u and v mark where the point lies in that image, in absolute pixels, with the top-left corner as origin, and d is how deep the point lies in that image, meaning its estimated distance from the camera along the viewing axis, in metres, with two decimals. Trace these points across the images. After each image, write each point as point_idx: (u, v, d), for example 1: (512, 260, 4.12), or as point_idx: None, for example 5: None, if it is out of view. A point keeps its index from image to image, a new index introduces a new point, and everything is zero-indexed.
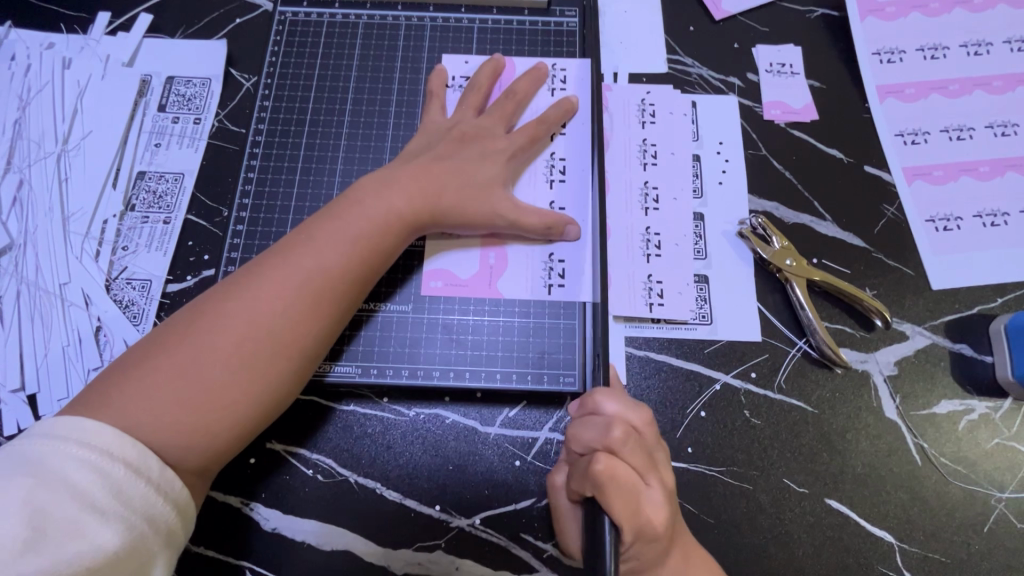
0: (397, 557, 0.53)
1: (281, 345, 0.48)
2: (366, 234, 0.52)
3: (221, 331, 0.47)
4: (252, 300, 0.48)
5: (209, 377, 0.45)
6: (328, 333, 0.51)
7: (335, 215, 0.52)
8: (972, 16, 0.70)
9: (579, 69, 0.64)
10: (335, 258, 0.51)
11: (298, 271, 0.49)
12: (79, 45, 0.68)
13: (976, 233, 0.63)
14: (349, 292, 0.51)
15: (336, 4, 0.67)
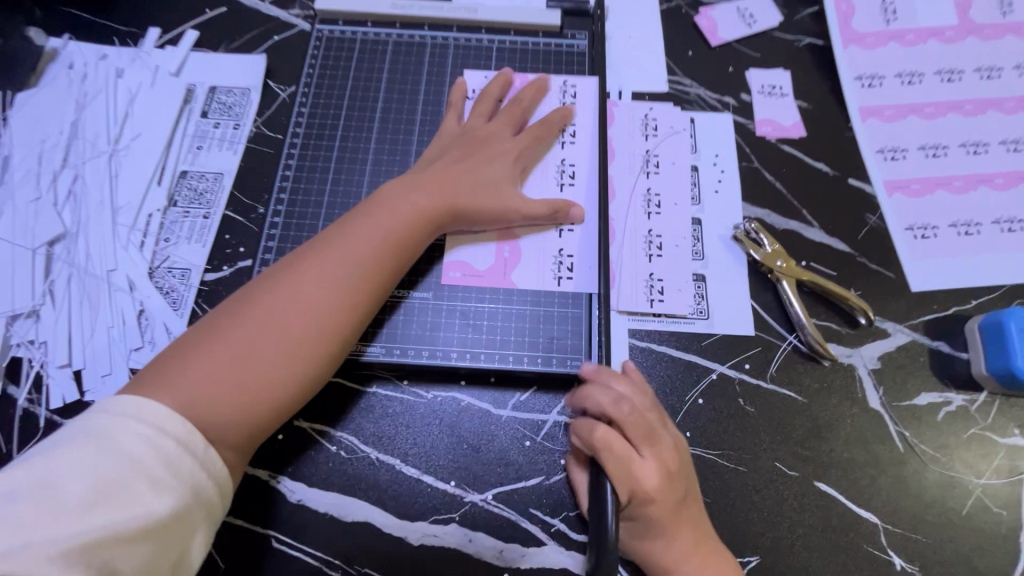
0: (414, 529, 0.56)
1: (319, 331, 0.52)
2: (395, 231, 0.57)
3: (267, 321, 0.51)
4: (296, 292, 0.53)
5: (257, 361, 0.50)
6: (360, 320, 0.55)
7: (366, 215, 0.58)
8: (945, 46, 0.77)
9: (587, 84, 0.71)
10: (371, 254, 0.56)
11: (336, 265, 0.54)
12: (131, 56, 0.75)
13: (951, 241, 0.68)
14: (379, 284, 0.56)
15: (368, 23, 0.73)
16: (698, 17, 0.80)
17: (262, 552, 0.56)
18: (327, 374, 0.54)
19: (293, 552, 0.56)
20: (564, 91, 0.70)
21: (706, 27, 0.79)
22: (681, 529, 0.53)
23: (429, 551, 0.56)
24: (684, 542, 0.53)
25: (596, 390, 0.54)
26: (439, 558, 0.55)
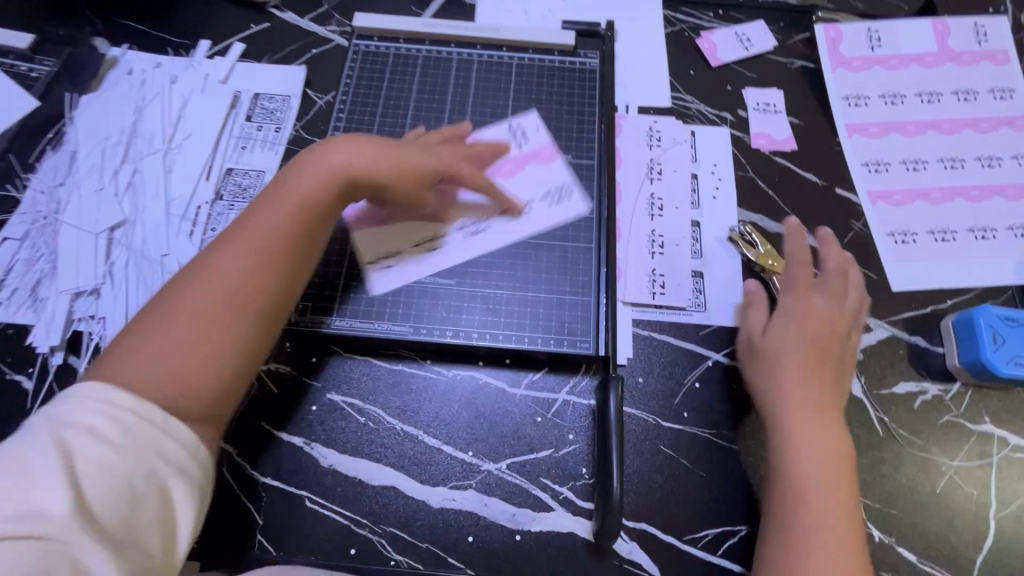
0: (435, 493, 0.61)
1: (248, 301, 0.54)
2: (289, 205, 0.59)
3: (194, 305, 0.52)
4: (210, 272, 0.54)
5: (187, 342, 0.51)
6: (286, 286, 0.57)
7: (268, 195, 0.60)
8: (926, 71, 0.84)
9: (545, 150, 0.74)
10: (286, 227, 0.58)
11: (249, 241, 0.56)
12: (184, 65, 0.82)
13: (930, 246, 0.74)
14: (298, 250, 0.58)
15: (400, 39, 0.81)
16: (699, 40, 0.87)
17: (295, 511, 0.61)
18: (263, 348, 0.55)
19: (324, 511, 0.61)
20: (553, 193, 0.72)
21: (706, 50, 0.87)
22: (801, 395, 0.61)
23: (448, 513, 0.61)
24: (802, 402, 0.60)
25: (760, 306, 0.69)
26: (457, 520, 0.61)
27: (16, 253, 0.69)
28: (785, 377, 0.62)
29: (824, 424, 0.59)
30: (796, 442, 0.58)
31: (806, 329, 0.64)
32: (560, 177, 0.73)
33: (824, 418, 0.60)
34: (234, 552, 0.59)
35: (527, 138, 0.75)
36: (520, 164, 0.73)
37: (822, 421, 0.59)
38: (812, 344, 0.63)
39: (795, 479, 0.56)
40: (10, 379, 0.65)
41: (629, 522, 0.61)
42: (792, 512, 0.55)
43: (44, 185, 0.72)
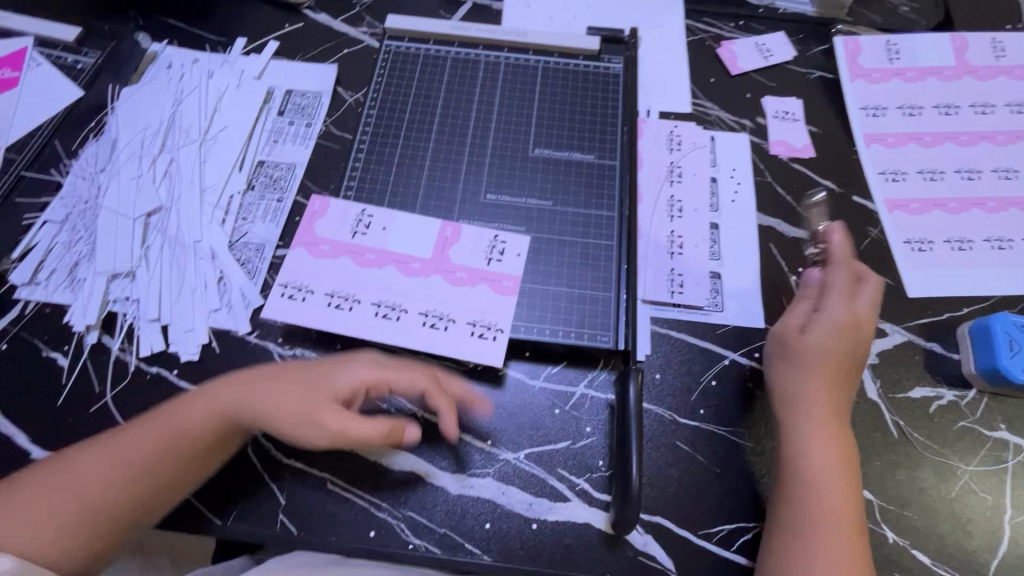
0: (453, 480, 0.62)
1: (114, 511, 0.55)
2: (177, 428, 0.57)
3: (47, 484, 0.54)
4: (82, 462, 0.56)
5: (37, 511, 0.53)
6: (164, 483, 0.57)
7: (164, 407, 0.59)
8: (944, 84, 0.86)
9: (508, 276, 0.68)
10: (156, 457, 0.56)
11: (121, 450, 0.56)
12: (220, 61, 0.85)
13: (946, 255, 0.75)
14: (182, 466, 0.57)
15: (430, 41, 0.84)
16: (721, 49, 0.89)
17: (317, 492, 0.62)
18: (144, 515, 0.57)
19: (345, 493, 0.62)
20: (486, 329, 0.66)
21: (727, 58, 0.89)
22: (829, 396, 0.61)
23: (466, 499, 0.62)
24: (824, 405, 0.61)
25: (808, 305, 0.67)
26: (474, 506, 0.62)
27: (56, 235, 0.72)
28: (811, 372, 0.62)
29: (838, 424, 0.60)
30: (814, 442, 0.59)
31: (845, 319, 0.63)
32: (503, 313, 0.67)
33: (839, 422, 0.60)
34: (256, 530, 0.60)
35: (502, 260, 0.69)
36: (477, 279, 0.68)
37: (836, 425, 0.60)
38: (845, 340, 0.63)
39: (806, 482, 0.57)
40: (47, 355, 0.67)
41: (645, 516, 0.61)
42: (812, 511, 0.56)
43: (85, 171, 0.75)
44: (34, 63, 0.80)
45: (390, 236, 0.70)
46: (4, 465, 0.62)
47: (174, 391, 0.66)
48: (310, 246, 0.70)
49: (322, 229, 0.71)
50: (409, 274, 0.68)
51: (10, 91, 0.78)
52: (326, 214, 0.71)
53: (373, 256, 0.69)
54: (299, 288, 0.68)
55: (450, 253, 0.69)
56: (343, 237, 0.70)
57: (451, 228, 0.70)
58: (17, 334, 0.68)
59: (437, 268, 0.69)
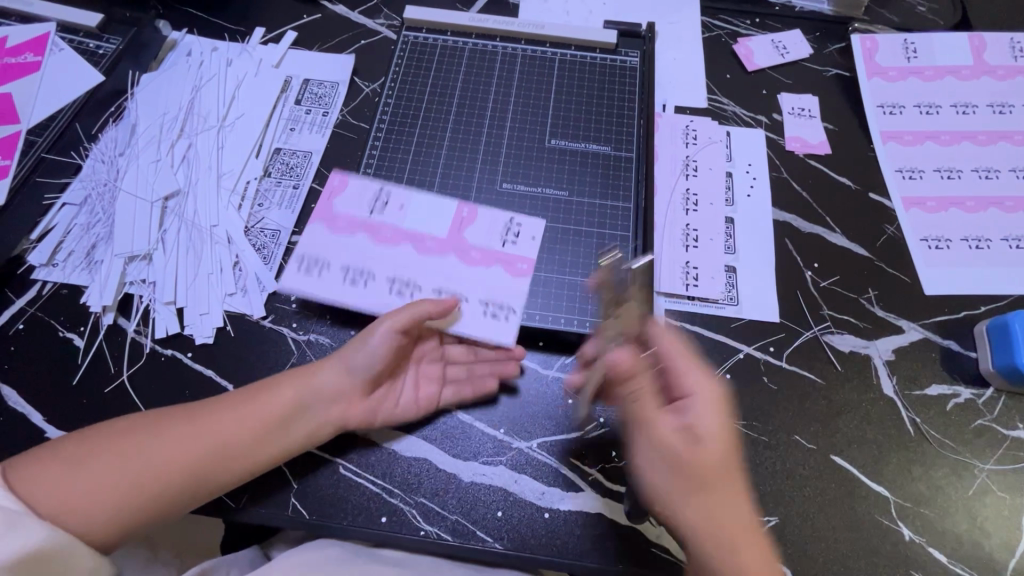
0: (465, 468, 0.62)
1: (182, 486, 0.55)
2: (255, 414, 0.58)
3: (125, 449, 0.55)
4: (164, 431, 0.57)
5: (112, 472, 0.54)
6: (232, 464, 0.57)
7: (248, 388, 0.61)
8: (961, 83, 0.85)
9: (523, 259, 0.69)
10: (231, 435, 0.57)
11: (207, 422, 0.57)
12: (239, 50, 0.86)
13: (963, 253, 0.75)
14: (247, 446, 0.57)
15: (448, 32, 0.84)
16: (737, 45, 0.89)
17: (329, 477, 0.62)
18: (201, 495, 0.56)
19: (357, 478, 0.62)
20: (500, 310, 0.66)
21: (743, 55, 0.88)
22: (729, 510, 0.51)
23: (478, 487, 0.62)
24: (728, 519, 0.51)
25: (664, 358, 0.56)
26: (486, 494, 0.61)
27: (75, 218, 0.73)
28: (716, 484, 0.52)
29: (759, 542, 0.51)
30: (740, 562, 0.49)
31: (722, 434, 0.53)
32: (518, 294, 0.67)
33: (760, 535, 0.52)
34: (267, 512, 0.60)
35: (517, 243, 0.70)
36: (491, 261, 0.68)
37: (756, 539, 0.51)
38: (722, 448, 0.52)
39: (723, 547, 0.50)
40: (64, 336, 0.67)
41: None
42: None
43: (105, 155, 0.76)
44: (56, 49, 0.80)
45: (407, 215, 0.71)
46: (19, 443, 0.62)
47: (188, 373, 0.66)
48: (330, 222, 0.71)
49: (340, 206, 0.71)
50: (424, 252, 0.69)
51: (31, 74, 0.78)
52: (344, 193, 0.72)
53: (390, 232, 0.70)
54: (316, 262, 0.68)
55: (466, 233, 0.70)
56: (361, 214, 0.71)
57: (468, 208, 0.71)
58: (35, 314, 0.69)
59: (452, 247, 0.69)
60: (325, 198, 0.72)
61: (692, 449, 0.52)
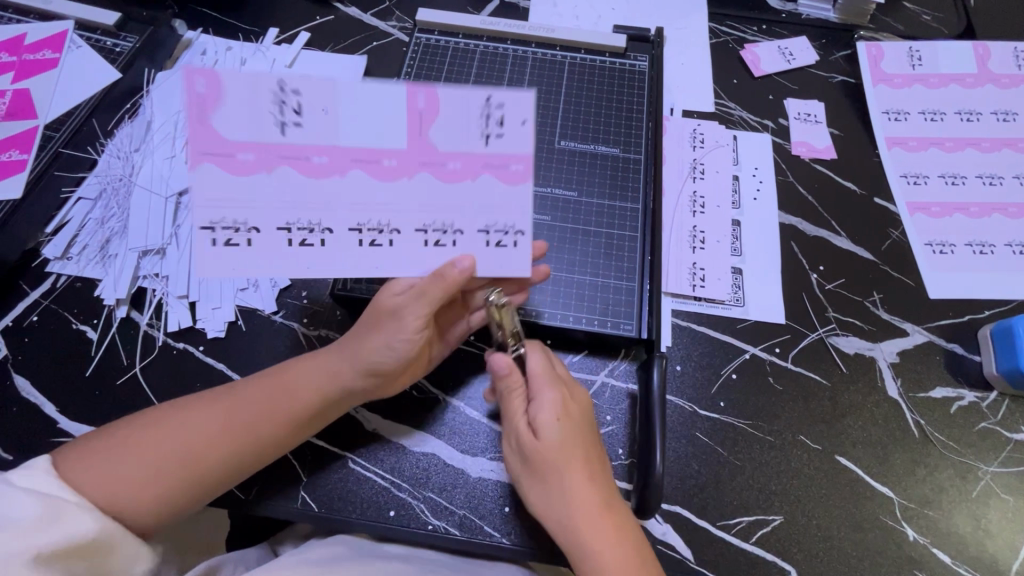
0: (473, 463, 0.63)
1: (215, 474, 0.54)
2: (287, 402, 0.57)
3: (157, 435, 0.54)
4: (195, 417, 0.55)
5: (145, 461, 0.52)
6: (263, 451, 0.56)
7: (274, 372, 0.60)
8: (966, 91, 0.86)
9: (516, 156, 0.47)
10: (262, 421, 0.56)
11: (236, 408, 0.56)
12: (252, 49, 0.87)
13: (967, 258, 0.75)
14: (279, 434, 0.57)
15: (459, 34, 0.85)
16: (744, 51, 0.90)
17: (338, 470, 0.62)
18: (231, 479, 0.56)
19: (366, 472, 0.62)
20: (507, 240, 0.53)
21: (750, 60, 0.90)
22: (577, 497, 0.51)
23: (485, 482, 0.62)
24: (577, 505, 0.51)
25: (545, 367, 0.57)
26: (493, 490, 0.62)
27: (90, 212, 0.75)
28: (551, 474, 0.52)
29: (616, 521, 0.52)
30: (588, 543, 0.50)
31: (566, 442, 0.52)
32: (521, 215, 0.49)
33: (614, 513, 0.52)
34: (276, 504, 0.60)
35: (502, 133, 0.46)
36: (475, 169, 0.47)
37: (609, 519, 0.51)
38: (578, 453, 0.53)
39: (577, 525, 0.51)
40: (77, 328, 0.68)
41: (664, 505, 0.61)
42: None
43: (121, 151, 0.78)
44: (74, 46, 0.82)
45: (341, 116, 0.45)
46: (32, 432, 0.63)
47: (199, 366, 0.67)
48: (223, 158, 0.45)
49: (225, 130, 0.44)
50: (385, 178, 0.47)
51: (49, 71, 0.80)
52: (219, 100, 0.44)
53: (324, 158, 0.46)
54: (233, 223, 0.48)
55: (431, 134, 0.46)
56: (264, 134, 0.45)
57: (424, 94, 0.45)
58: (49, 306, 0.70)
59: (419, 160, 0.47)
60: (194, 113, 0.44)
61: (530, 447, 0.53)
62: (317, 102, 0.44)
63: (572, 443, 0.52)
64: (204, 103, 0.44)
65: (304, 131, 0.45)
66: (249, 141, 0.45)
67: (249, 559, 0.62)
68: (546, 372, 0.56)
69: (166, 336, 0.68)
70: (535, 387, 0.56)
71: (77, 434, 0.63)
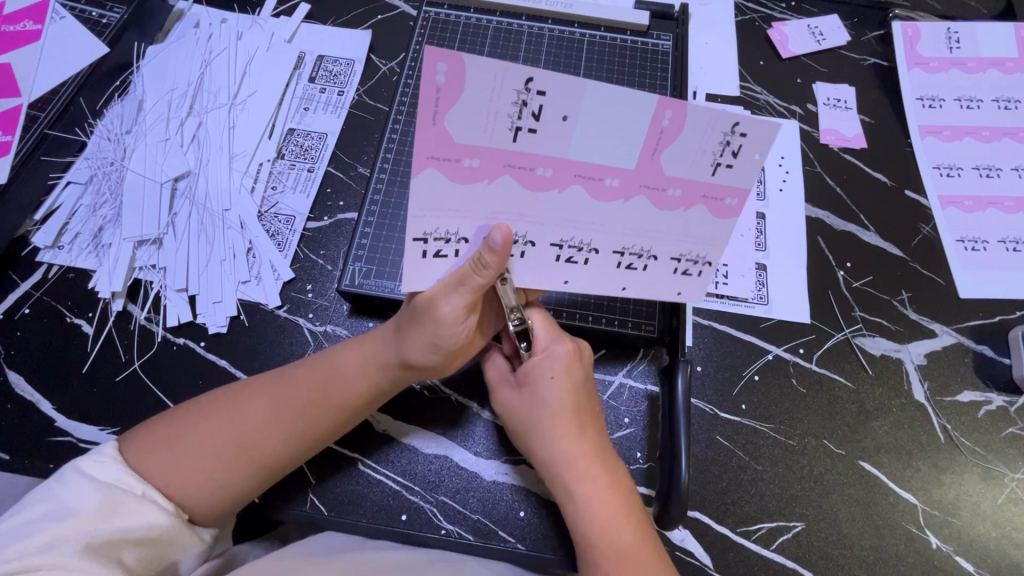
0: (487, 467, 0.61)
1: (272, 460, 0.52)
2: (341, 386, 0.54)
3: (215, 428, 0.50)
4: (247, 409, 0.52)
5: (204, 451, 0.49)
6: (320, 437, 0.53)
7: (320, 359, 0.55)
8: (1004, 77, 0.81)
9: (733, 190, 0.43)
10: (316, 410, 0.53)
11: (290, 397, 0.53)
12: (249, 22, 0.81)
13: (1000, 255, 0.72)
14: (335, 420, 0.53)
15: (471, 9, 0.79)
16: (771, 30, 0.85)
17: (348, 473, 0.60)
18: (289, 468, 0.53)
19: (375, 474, 0.60)
20: (692, 264, 0.48)
21: (778, 40, 0.84)
22: (580, 464, 0.52)
23: (500, 486, 0.60)
24: (577, 472, 0.52)
25: (546, 332, 0.57)
26: (508, 494, 0.60)
27: (80, 198, 0.71)
28: (542, 424, 0.54)
29: (614, 481, 0.52)
30: (579, 491, 0.51)
31: (563, 400, 0.54)
32: (716, 242, 0.46)
33: (607, 464, 0.53)
34: (283, 507, 0.58)
35: (733, 164, 0.42)
36: (692, 199, 0.44)
37: (605, 472, 0.52)
38: (571, 409, 0.53)
39: (573, 495, 0.52)
40: (72, 322, 0.65)
41: (688, 512, 0.60)
42: (584, 549, 0.51)
43: (112, 132, 0.74)
44: (56, 16, 0.75)
45: (579, 130, 0.40)
46: (29, 432, 0.61)
47: (201, 363, 0.64)
48: (448, 164, 0.41)
49: (459, 131, 0.39)
50: (601, 198, 0.44)
51: (32, 44, 0.73)
52: (460, 91, 0.37)
53: (548, 171, 0.42)
54: (445, 234, 0.45)
55: (662, 158, 0.41)
56: (500, 140, 0.39)
57: (673, 109, 0.39)
58: (41, 299, 0.66)
59: (642, 184, 0.43)
60: (427, 109, 0.38)
61: (524, 400, 0.55)
62: (561, 105, 0.38)
63: (567, 402, 0.53)
64: (441, 93, 0.37)
65: (536, 138, 0.39)
66: (480, 146, 0.40)
67: (260, 549, 0.60)
68: (550, 331, 0.57)
69: (163, 331, 0.65)
70: (541, 347, 0.56)
71: (77, 432, 0.60)
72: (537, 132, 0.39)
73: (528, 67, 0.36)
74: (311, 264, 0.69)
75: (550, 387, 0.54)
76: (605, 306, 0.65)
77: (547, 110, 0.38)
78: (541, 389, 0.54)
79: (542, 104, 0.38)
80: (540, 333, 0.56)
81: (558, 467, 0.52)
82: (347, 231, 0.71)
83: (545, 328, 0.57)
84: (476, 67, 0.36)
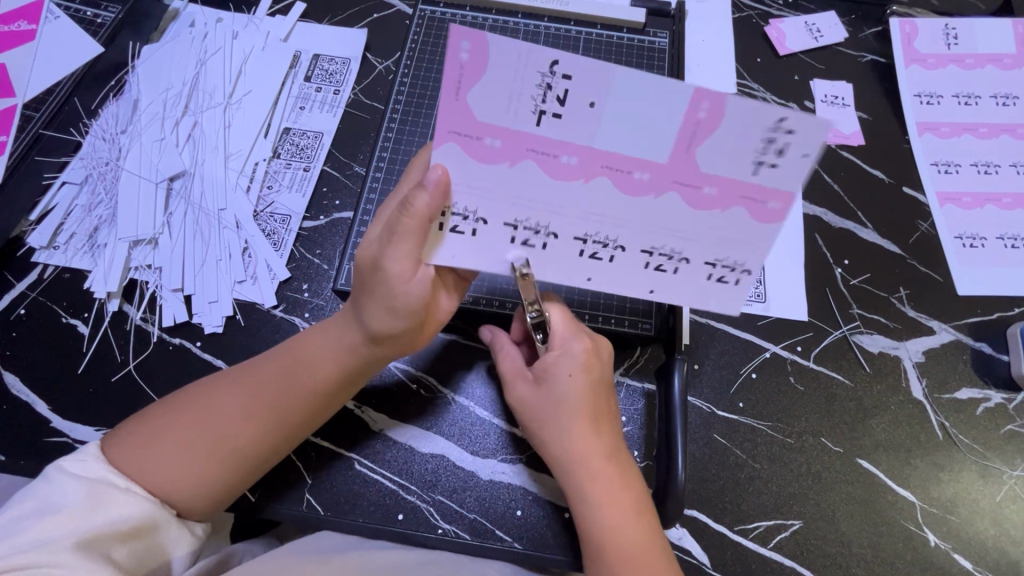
0: (483, 466, 0.61)
1: (250, 448, 0.51)
2: (312, 371, 0.53)
3: (190, 422, 0.50)
4: (220, 400, 0.52)
5: (180, 444, 0.49)
6: (294, 421, 0.53)
7: (289, 346, 0.55)
8: (1002, 73, 0.81)
9: (778, 194, 0.41)
10: (288, 395, 0.53)
11: (261, 385, 0.53)
12: (245, 21, 0.81)
13: (998, 251, 0.72)
14: (307, 404, 0.53)
15: (467, 7, 0.79)
16: (768, 27, 0.85)
17: (344, 473, 0.60)
18: (268, 456, 0.53)
19: (371, 474, 0.60)
20: (729, 269, 0.46)
21: (776, 37, 0.84)
22: (591, 463, 0.52)
23: (497, 486, 0.60)
24: (588, 471, 0.52)
25: (564, 327, 0.56)
26: (505, 493, 0.60)
27: (75, 197, 0.71)
28: (557, 421, 0.53)
29: (624, 481, 0.52)
30: (589, 490, 0.51)
31: (577, 397, 0.53)
32: (751, 248, 0.44)
33: (619, 464, 0.53)
34: (279, 507, 0.58)
35: (777, 164, 0.40)
36: (729, 199, 0.42)
37: (616, 473, 0.52)
38: (588, 408, 0.53)
39: (582, 493, 0.52)
40: (67, 322, 0.65)
41: (685, 510, 0.59)
42: (591, 549, 0.51)
43: (106, 132, 0.74)
44: (51, 16, 0.75)
45: (610, 116, 0.39)
46: (25, 433, 0.60)
47: (196, 363, 0.64)
48: (469, 141, 0.41)
49: (480, 110, 0.39)
50: (631, 192, 0.42)
51: (27, 44, 0.73)
52: (483, 71, 0.38)
53: (572, 159, 0.41)
54: (464, 211, 0.45)
55: (698, 152, 0.40)
56: (520, 122, 0.40)
57: (710, 100, 0.38)
58: (36, 299, 0.66)
59: (674, 179, 0.41)
60: (450, 85, 0.39)
61: (539, 394, 0.55)
62: (588, 90, 0.38)
63: (583, 401, 0.53)
64: (465, 70, 0.38)
65: (560, 123, 0.40)
66: (501, 126, 0.40)
67: (257, 548, 0.60)
68: (569, 326, 0.56)
69: (158, 331, 0.65)
70: (558, 342, 0.55)
71: (72, 433, 0.60)
72: (561, 117, 0.39)
73: (552, 50, 0.37)
74: (307, 263, 0.69)
75: (568, 385, 0.53)
76: (601, 304, 0.65)
77: (573, 94, 0.38)
78: (555, 385, 0.53)
79: (567, 88, 0.38)
80: (558, 329, 0.56)
81: (570, 465, 0.52)
82: (344, 230, 0.70)
83: (564, 324, 0.56)
84: (500, 47, 0.37)
